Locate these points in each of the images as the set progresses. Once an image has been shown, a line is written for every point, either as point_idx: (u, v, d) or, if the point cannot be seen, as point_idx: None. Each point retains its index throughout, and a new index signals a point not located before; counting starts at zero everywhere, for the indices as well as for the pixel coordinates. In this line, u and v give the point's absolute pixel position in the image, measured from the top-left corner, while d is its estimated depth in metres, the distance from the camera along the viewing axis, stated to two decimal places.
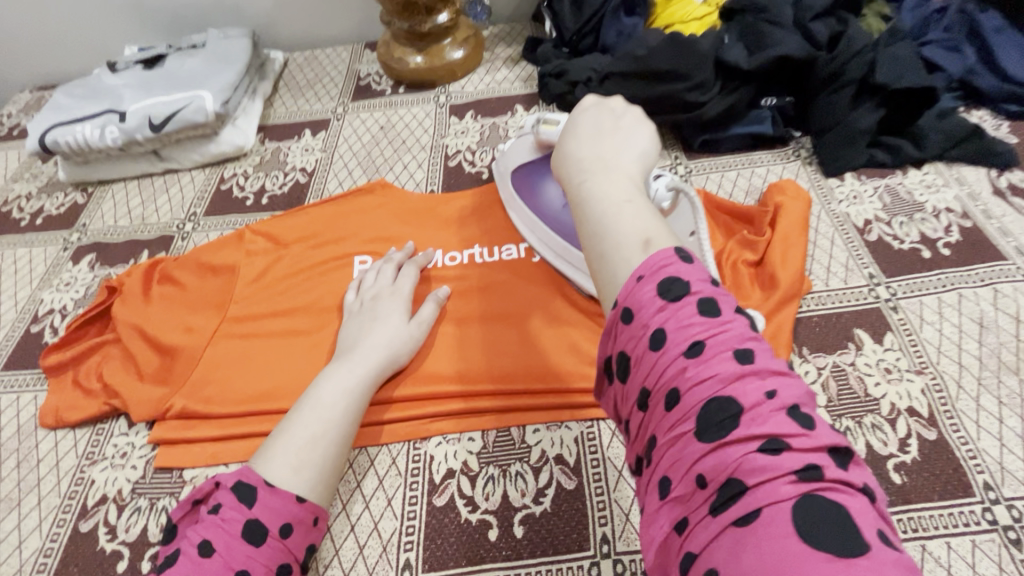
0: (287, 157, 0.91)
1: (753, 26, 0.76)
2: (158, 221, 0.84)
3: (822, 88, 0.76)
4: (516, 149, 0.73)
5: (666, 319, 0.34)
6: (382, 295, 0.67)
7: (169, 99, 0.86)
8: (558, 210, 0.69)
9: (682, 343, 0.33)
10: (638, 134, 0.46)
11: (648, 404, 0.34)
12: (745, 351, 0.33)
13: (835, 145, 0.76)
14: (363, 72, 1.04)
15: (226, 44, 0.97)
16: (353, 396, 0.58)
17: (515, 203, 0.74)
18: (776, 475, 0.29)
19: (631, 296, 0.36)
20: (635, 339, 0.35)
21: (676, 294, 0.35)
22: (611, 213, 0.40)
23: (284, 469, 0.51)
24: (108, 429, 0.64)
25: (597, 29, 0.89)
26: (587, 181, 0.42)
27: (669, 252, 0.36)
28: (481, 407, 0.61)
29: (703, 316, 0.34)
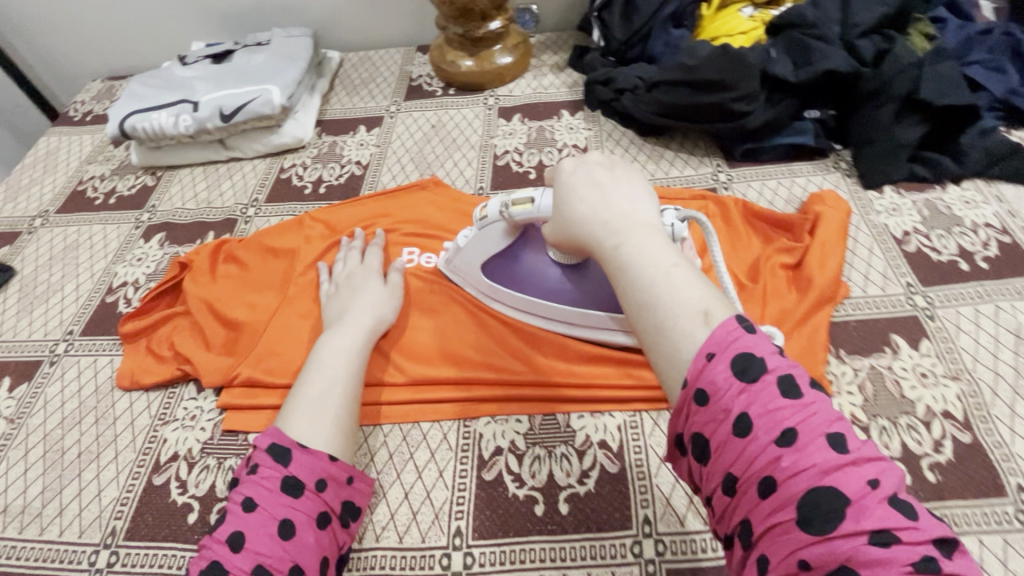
0: (343, 151, 0.96)
1: (800, 41, 0.79)
2: (222, 205, 0.90)
3: (864, 102, 0.78)
4: (484, 238, 0.64)
5: (748, 402, 0.35)
6: (354, 273, 0.72)
7: (239, 92, 0.91)
8: (554, 282, 0.64)
9: (771, 430, 0.35)
10: (632, 183, 0.49)
11: (736, 489, 0.36)
12: (837, 437, 0.34)
13: (876, 158, 0.78)
14: (415, 74, 1.09)
15: (290, 43, 1.03)
16: (351, 358, 0.62)
17: (499, 294, 0.68)
18: (891, 562, 0.30)
19: (704, 377, 0.37)
20: (716, 422, 0.36)
21: (752, 373, 0.36)
22: (660, 283, 0.42)
23: (303, 424, 0.55)
24: (179, 393, 0.68)
25: (644, 39, 0.93)
26: (624, 246, 0.45)
27: (732, 324, 0.38)
28: (479, 381, 0.65)
29: (786, 397, 0.35)
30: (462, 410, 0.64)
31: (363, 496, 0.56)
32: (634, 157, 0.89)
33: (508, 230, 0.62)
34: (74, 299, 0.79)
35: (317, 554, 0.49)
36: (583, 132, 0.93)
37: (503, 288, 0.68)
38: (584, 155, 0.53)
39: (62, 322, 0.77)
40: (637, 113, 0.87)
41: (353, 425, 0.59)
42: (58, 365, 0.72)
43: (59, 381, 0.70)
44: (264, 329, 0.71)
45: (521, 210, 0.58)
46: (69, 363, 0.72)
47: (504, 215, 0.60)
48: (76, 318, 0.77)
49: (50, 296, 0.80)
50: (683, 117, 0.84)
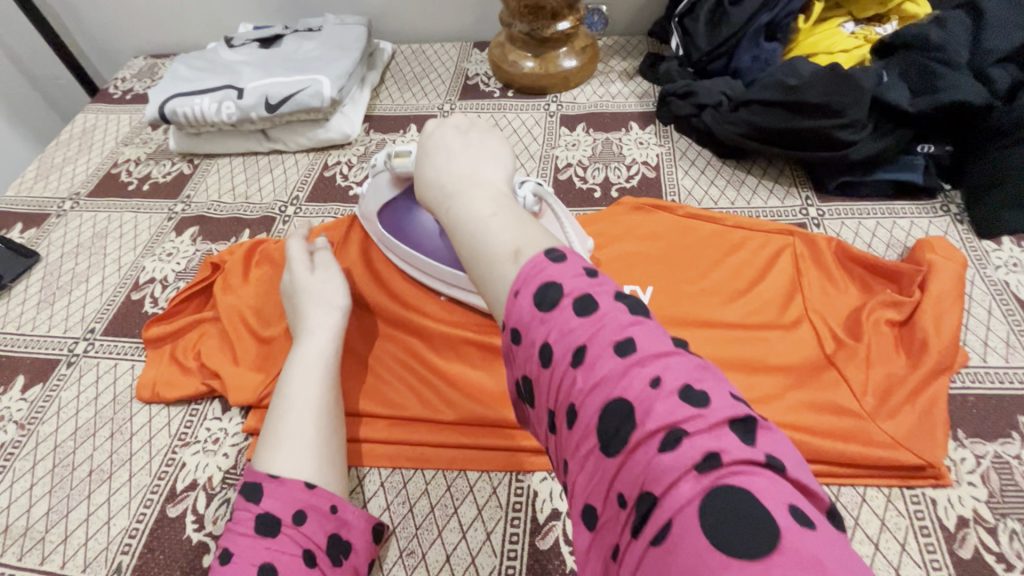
0: (392, 151, 0.89)
1: (920, 66, 0.69)
2: (261, 201, 0.83)
3: (991, 140, 0.68)
4: (376, 188, 0.65)
5: (550, 334, 0.31)
6: (295, 266, 0.63)
7: (287, 81, 0.85)
8: (432, 238, 0.63)
9: (598, 359, 0.30)
10: (488, 141, 0.47)
11: (557, 426, 0.32)
12: (626, 342, 0.30)
13: (998, 204, 0.69)
14: (471, 72, 1.02)
15: (343, 31, 0.97)
16: (324, 370, 0.56)
17: (389, 242, 0.67)
18: (677, 470, 0.26)
19: (512, 314, 0.33)
20: (528, 358, 0.32)
21: (549, 301, 0.32)
22: (479, 232, 0.38)
23: (276, 454, 0.49)
24: (203, 411, 0.62)
25: (731, 52, 0.84)
26: (454, 202, 0.41)
27: (540, 256, 0.34)
28: (472, 414, 0.59)
29: (581, 316, 0.31)
30: (494, 456, 0.57)
31: (358, 531, 0.48)
32: (712, 181, 0.80)
33: (393, 180, 0.63)
34: (98, 293, 0.74)
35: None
36: (654, 148, 0.85)
37: (391, 236, 0.66)
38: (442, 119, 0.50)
39: (84, 318, 0.71)
40: (719, 133, 0.79)
41: (338, 448, 0.52)
42: (75, 367, 0.66)
43: (75, 385, 0.65)
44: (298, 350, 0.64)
45: (402, 160, 0.59)
46: (88, 366, 0.67)
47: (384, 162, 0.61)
48: (99, 315, 0.71)
49: (74, 288, 0.75)
50: (776, 141, 0.75)
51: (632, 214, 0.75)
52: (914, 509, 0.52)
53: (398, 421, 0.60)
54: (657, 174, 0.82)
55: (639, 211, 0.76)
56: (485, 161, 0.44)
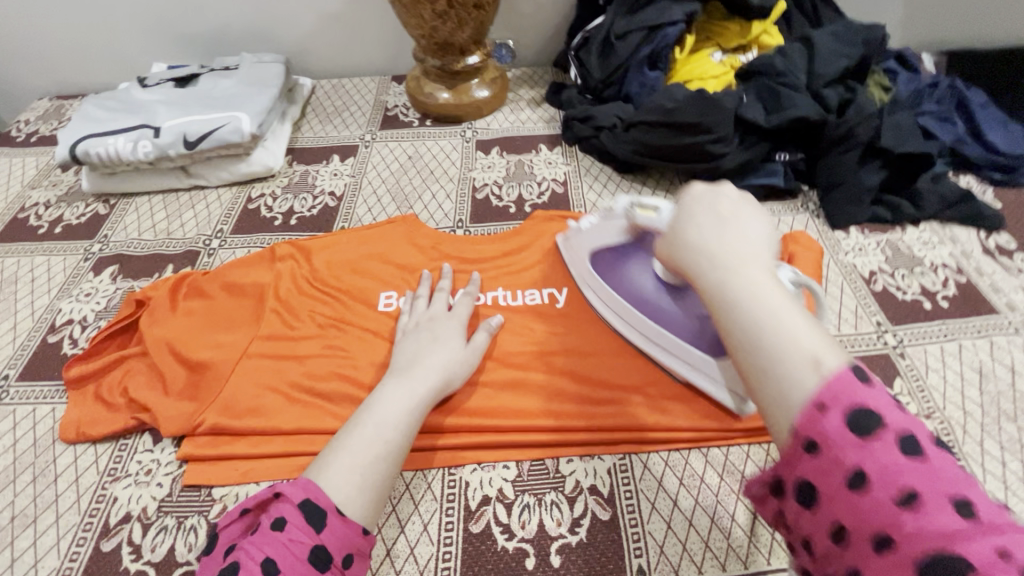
0: (316, 181, 0.93)
1: (770, 88, 0.82)
2: (184, 236, 0.84)
3: (831, 147, 0.82)
4: (605, 228, 0.67)
5: (865, 459, 0.30)
6: (438, 317, 0.67)
7: (205, 119, 0.87)
8: (650, 294, 0.64)
9: (890, 490, 0.29)
10: (755, 224, 0.44)
11: (849, 538, 0.30)
12: (964, 501, 0.28)
13: (843, 200, 0.82)
14: (390, 103, 1.08)
15: (260, 69, 1.00)
16: (412, 413, 0.55)
17: (592, 282, 0.70)
18: None
19: (814, 426, 0.32)
20: (826, 473, 0.31)
21: (870, 429, 0.30)
22: (767, 321, 0.36)
23: (346, 487, 0.48)
24: (132, 445, 0.62)
25: (620, 80, 0.95)
26: (728, 279, 0.39)
27: (847, 372, 0.32)
28: (501, 417, 0.62)
29: (908, 457, 0.29)
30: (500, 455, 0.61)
31: None
32: (613, 194, 0.89)
33: (628, 229, 0.64)
34: (10, 339, 0.72)
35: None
36: (562, 167, 0.94)
37: (597, 276, 0.69)
38: (714, 184, 0.48)
39: None
40: (615, 151, 0.89)
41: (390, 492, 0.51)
42: None
43: None
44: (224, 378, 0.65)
45: (646, 215, 0.59)
46: (4, 413, 0.65)
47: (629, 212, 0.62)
48: (12, 361, 0.70)
49: None
50: (661, 157, 0.86)
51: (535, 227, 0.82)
52: None
53: None
54: (564, 190, 0.90)
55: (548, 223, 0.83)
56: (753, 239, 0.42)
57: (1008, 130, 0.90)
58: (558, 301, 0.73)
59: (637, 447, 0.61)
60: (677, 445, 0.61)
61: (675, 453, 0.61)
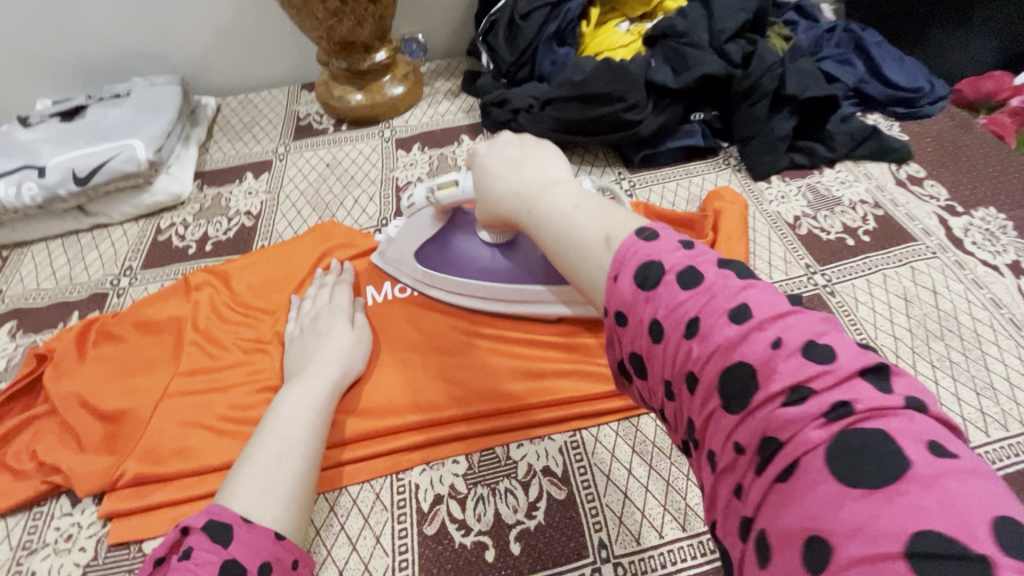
0: (230, 202, 0.88)
1: (676, 50, 0.82)
2: (89, 279, 0.78)
3: (742, 101, 0.83)
4: (415, 227, 0.66)
5: (656, 310, 0.32)
6: (321, 312, 0.66)
7: (95, 151, 0.81)
8: (488, 262, 0.66)
9: (689, 330, 0.31)
10: (547, 154, 0.49)
11: (675, 392, 0.32)
12: (738, 308, 0.30)
13: (760, 151, 0.83)
14: (302, 112, 1.03)
15: (153, 93, 0.94)
16: (313, 416, 0.55)
17: (437, 280, 0.69)
18: (802, 421, 0.26)
19: (614, 297, 0.34)
20: (638, 336, 0.33)
21: (653, 280, 0.33)
22: (566, 224, 0.40)
23: (251, 494, 0.47)
24: (48, 511, 0.57)
25: (532, 59, 0.93)
26: (536, 207, 0.43)
27: (631, 239, 0.35)
28: (432, 409, 0.61)
29: (686, 289, 0.32)
30: (440, 451, 0.59)
31: None
32: None
33: (437, 215, 0.64)
34: None
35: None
36: None
37: (438, 272, 0.68)
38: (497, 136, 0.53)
39: None
40: (535, 131, 0.87)
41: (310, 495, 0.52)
42: None
43: None
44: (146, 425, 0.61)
45: (447, 193, 0.59)
46: None
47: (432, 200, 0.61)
48: None
49: None
50: (581, 131, 0.85)
51: None
52: None
53: None
54: None
55: None
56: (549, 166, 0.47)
57: (905, 67, 0.94)
58: None
59: (586, 421, 0.61)
60: (625, 412, 0.61)
61: (626, 422, 0.61)
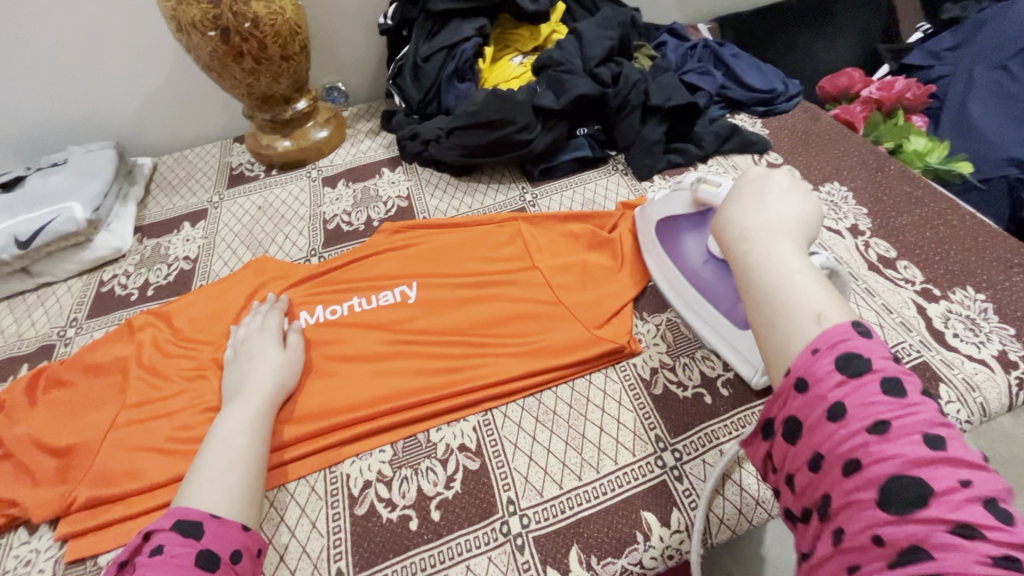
0: (169, 250, 0.95)
1: (555, 77, 0.95)
2: (36, 333, 0.84)
3: (617, 115, 0.96)
4: (673, 201, 0.74)
5: (846, 394, 0.36)
6: (252, 338, 0.73)
7: (35, 216, 0.88)
8: (700, 264, 0.72)
9: (863, 421, 0.35)
10: (801, 206, 0.52)
11: (822, 465, 0.37)
12: (935, 436, 0.34)
13: (640, 155, 0.95)
14: (235, 162, 1.12)
15: (90, 158, 1.01)
16: (256, 425, 0.62)
17: (656, 251, 0.78)
18: (963, 550, 0.30)
19: (807, 367, 0.39)
20: (810, 407, 0.38)
21: (855, 369, 0.37)
22: (781, 282, 0.44)
23: (214, 495, 0.54)
24: (7, 542, 0.62)
25: (437, 96, 1.05)
26: (756, 252, 0.47)
27: (845, 326, 0.39)
28: (358, 407, 0.68)
29: (886, 394, 0.35)
30: (366, 442, 0.66)
31: None
32: (451, 196, 0.98)
33: (692, 202, 0.72)
34: None
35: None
36: (404, 183, 1.02)
37: (661, 246, 0.78)
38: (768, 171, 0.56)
39: None
40: (445, 159, 0.98)
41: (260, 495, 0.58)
42: None
43: None
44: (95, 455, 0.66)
45: (710, 190, 0.68)
46: None
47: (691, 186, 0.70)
48: None
49: None
50: (483, 153, 0.96)
51: (376, 241, 0.89)
52: (623, 374, 0.70)
53: None
54: (409, 202, 0.98)
55: (397, 234, 0.90)
56: (798, 219, 0.50)
57: (761, 72, 1.09)
58: (410, 296, 0.80)
59: (499, 399, 0.69)
60: (531, 389, 0.70)
61: (531, 395, 0.69)
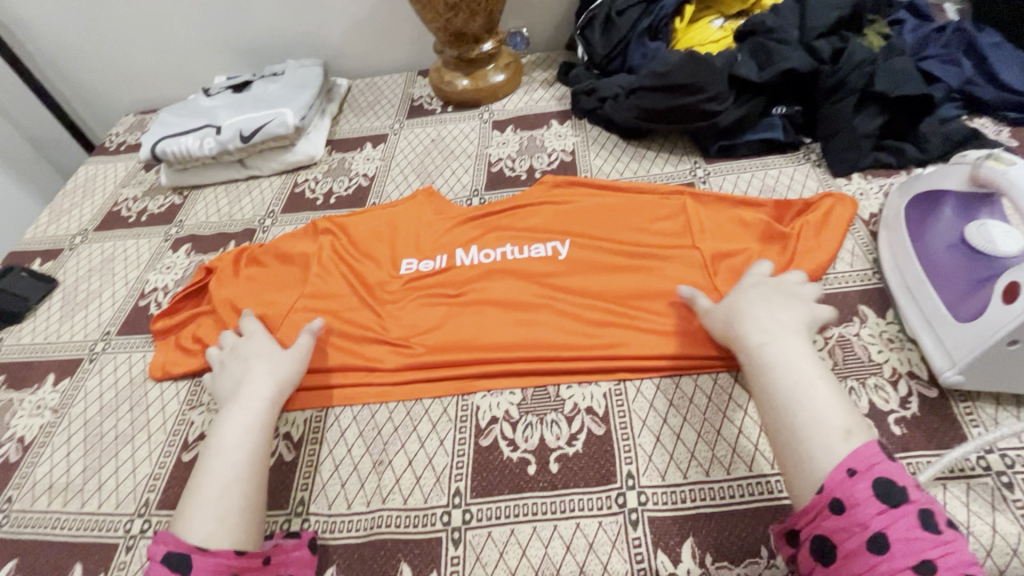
0: (352, 165, 1.04)
1: (764, 45, 0.86)
2: (243, 217, 0.98)
3: (826, 98, 0.85)
4: (946, 174, 0.67)
5: (886, 524, 0.43)
6: (240, 343, 0.71)
7: (256, 116, 1.01)
8: (947, 245, 0.65)
9: (900, 554, 0.42)
10: None
11: (833, 554, 0.45)
12: (930, 523, 0.43)
13: (842, 148, 0.84)
14: (416, 95, 1.19)
15: (302, 72, 1.13)
16: (254, 436, 0.61)
17: (896, 223, 0.72)
18: None
19: (845, 490, 0.45)
20: (848, 531, 0.44)
21: (892, 500, 0.44)
22: None
23: (208, 525, 0.53)
24: (205, 381, 0.75)
25: (623, 53, 1.01)
26: None
27: (873, 447, 0.47)
28: (498, 352, 0.71)
29: (923, 529, 0.43)
30: (499, 386, 0.69)
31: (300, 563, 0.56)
32: (617, 158, 0.95)
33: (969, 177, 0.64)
34: (110, 305, 0.87)
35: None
36: (571, 138, 1.01)
37: (906, 219, 0.71)
38: None
39: (101, 323, 0.85)
40: (619, 119, 0.94)
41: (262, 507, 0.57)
42: (97, 362, 0.80)
43: (98, 375, 0.78)
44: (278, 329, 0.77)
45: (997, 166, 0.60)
46: (106, 360, 0.80)
47: (974, 160, 0.62)
48: (112, 321, 0.85)
49: (89, 302, 0.89)
50: (662, 119, 0.90)
51: (536, 192, 0.90)
52: None
53: (377, 373, 0.72)
54: (573, 157, 0.97)
55: (558, 188, 0.90)
56: None
57: None
58: (561, 254, 0.80)
59: (631, 374, 0.67)
60: (669, 371, 0.67)
61: (667, 378, 0.67)
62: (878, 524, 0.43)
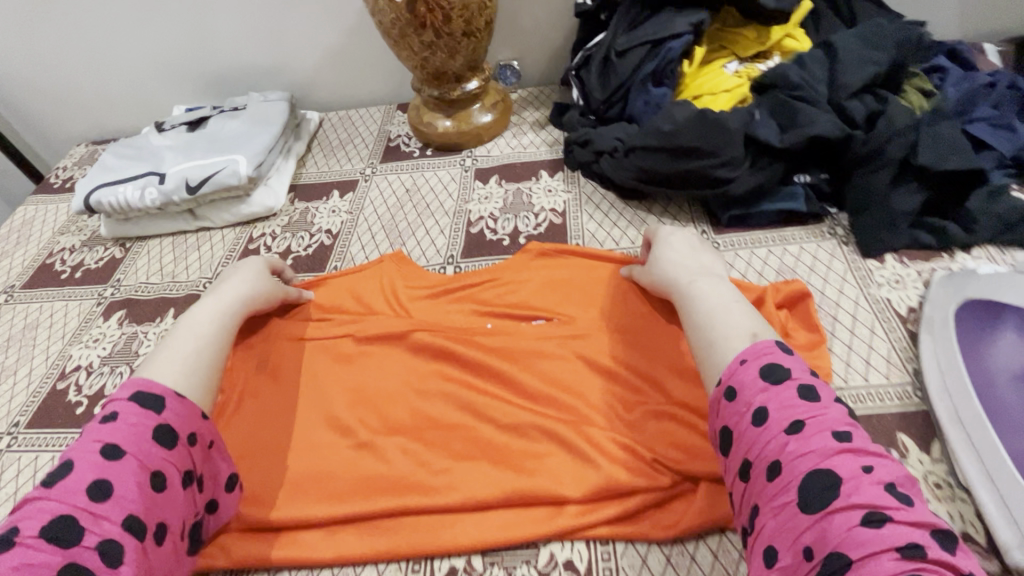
0: (314, 218, 0.93)
1: (785, 104, 0.74)
2: (187, 279, 0.87)
3: (858, 167, 0.73)
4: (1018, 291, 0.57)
5: (768, 401, 0.45)
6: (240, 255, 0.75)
7: (208, 163, 0.90)
8: (1010, 377, 0.54)
9: (784, 424, 0.43)
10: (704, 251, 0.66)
11: (751, 474, 0.44)
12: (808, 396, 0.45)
13: (874, 226, 0.72)
14: (393, 133, 1.07)
15: (264, 107, 1.01)
16: (222, 318, 0.64)
17: (943, 332, 0.61)
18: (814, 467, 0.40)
19: (738, 378, 0.48)
20: (739, 419, 0.46)
21: (776, 378, 0.46)
22: (719, 309, 0.56)
23: (174, 373, 0.56)
24: None
25: (624, 98, 0.88)
26: (693, 282, 0.61)
27: (771, 346, 0.49)
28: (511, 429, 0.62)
29: (803, 399, 0.44)
30: (483, 535, 0.55)
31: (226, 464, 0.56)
32: (613, 223, 0.83)
33: None
34: (25, 386, 0.76)
35: (182, 509, 0.49)
36: (562, 195, 0.89)
37: (957, 330, 0.60)
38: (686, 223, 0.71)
39: (11, 411, 0.74)
40: (616, 178, 0.82)
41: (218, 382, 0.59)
42: None
43: None
44: (253, 401, 0.69)
45: None
46: (9, 461, 0.68)
47: None
48: (24, 408, 0.74)
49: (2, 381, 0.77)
50: (663, 184, 0.79)
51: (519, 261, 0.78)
52: None
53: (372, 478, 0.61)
54: (562, 219, 0.85)
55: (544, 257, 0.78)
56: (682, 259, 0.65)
57: None
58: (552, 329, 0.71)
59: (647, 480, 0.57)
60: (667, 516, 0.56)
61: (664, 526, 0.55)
62: (762, 400, 0.45)
